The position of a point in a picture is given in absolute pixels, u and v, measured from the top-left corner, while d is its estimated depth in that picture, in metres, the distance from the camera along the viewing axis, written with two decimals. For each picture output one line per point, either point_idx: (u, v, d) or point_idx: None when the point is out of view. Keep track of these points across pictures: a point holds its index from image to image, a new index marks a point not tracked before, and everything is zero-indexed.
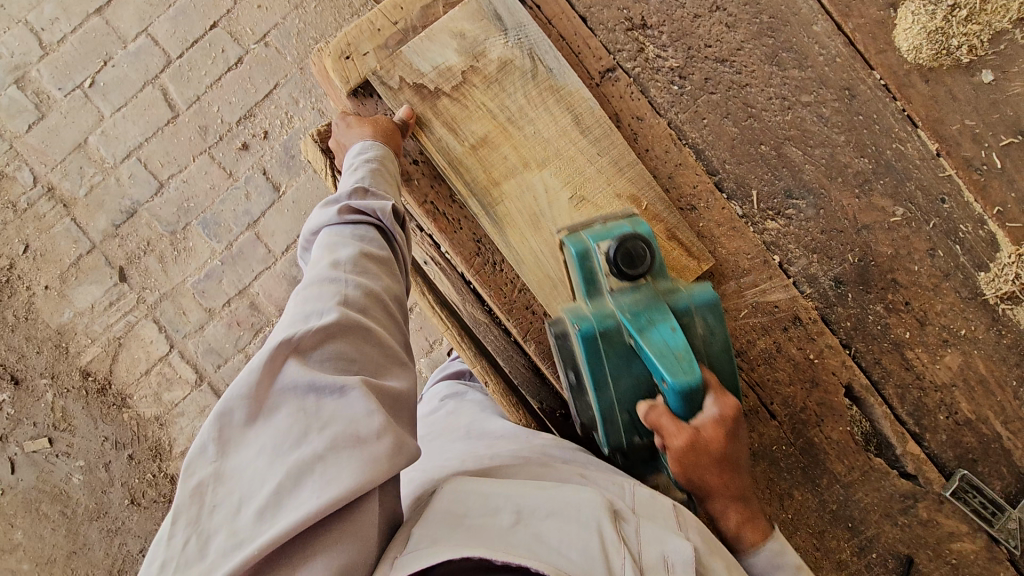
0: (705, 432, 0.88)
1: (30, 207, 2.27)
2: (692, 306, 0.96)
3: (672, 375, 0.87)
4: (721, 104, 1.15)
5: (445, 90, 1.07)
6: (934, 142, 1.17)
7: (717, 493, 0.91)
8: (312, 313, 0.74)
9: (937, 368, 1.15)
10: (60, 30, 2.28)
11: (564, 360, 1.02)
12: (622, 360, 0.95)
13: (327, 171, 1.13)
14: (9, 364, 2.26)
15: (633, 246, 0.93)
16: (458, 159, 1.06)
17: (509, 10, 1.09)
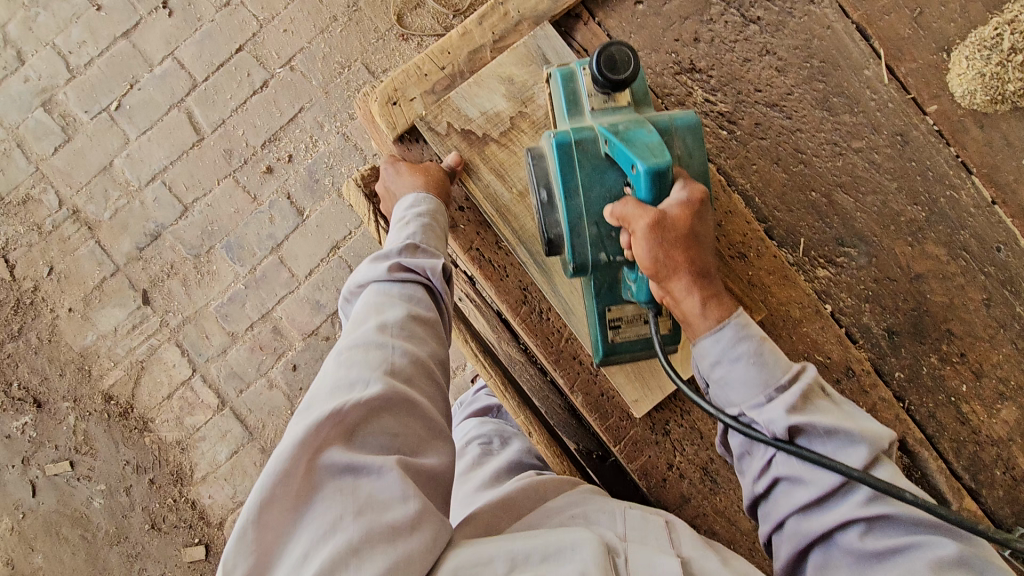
0: (670, 211, 0.79)
1: (55, 229, 2.27)
2: (673, 125, 0.91)
3: (642, 159, 0.80)
4: (771, 150, 1.13)
5: (493, 136, 1.05)
6: (989, 189, 1.14)
7: (679, 277, 0.80)
8: (355, 384, 0.71)
9: (993, 422, 1.12)
10: (87, 53, 2.29)
11: (537, 177, 0.96)
12: (595, 169, 0.89)
13: (369, 216, 1.11)
14: (32, 386, 2.25)
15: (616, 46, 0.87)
16: (506, 207, 1.04)
17: (557, 54, 1.07)
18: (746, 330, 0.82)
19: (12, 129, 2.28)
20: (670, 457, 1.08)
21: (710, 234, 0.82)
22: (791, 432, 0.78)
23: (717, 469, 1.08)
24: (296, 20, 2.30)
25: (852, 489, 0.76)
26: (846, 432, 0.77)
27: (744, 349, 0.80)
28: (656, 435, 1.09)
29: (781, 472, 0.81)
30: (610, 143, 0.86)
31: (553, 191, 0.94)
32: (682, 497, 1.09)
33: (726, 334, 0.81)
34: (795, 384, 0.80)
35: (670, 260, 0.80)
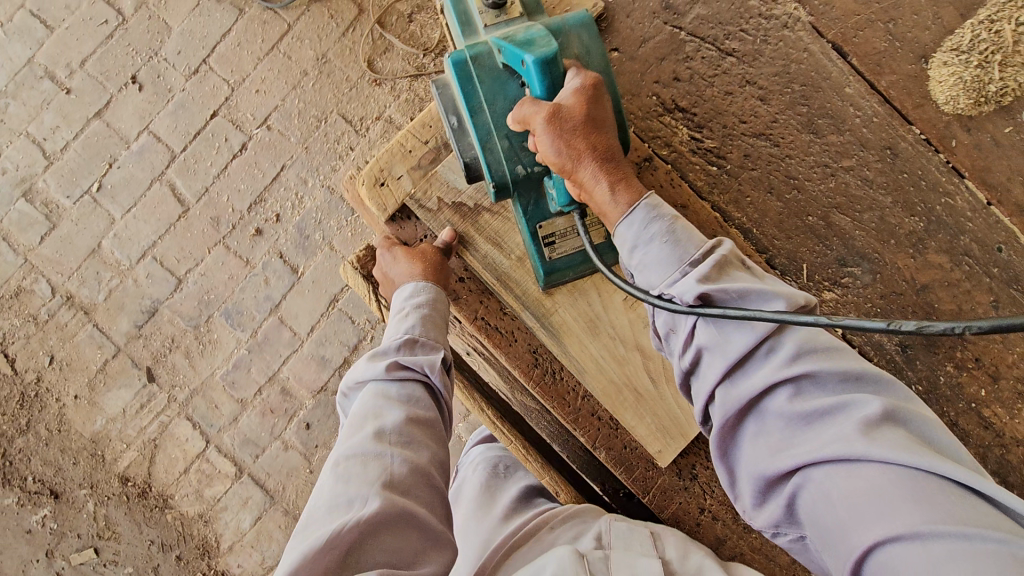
0: (565, 102, 0.80)
1: (51, 318, 2.25)
2: (564, 27, 0.93)
3: (529, 52, 0.81)
4: (763, 180, 1.12)
5: (484, 205, 1.04)
6: (983, 191, 1.14)
7: (582, 164, 0.80)
8: (354, 502, 0.72)
9: (1016, 423, 1.12)
10: (62, 138, 2.27)
11: (445, 104, 0.96)
12: (495, 80, 0.89)
13: (371, 297, 1.12)
14: (46, 478, 2.23)
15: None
16: (506, 274, 1.04)
17: None
18: (659, 210, 0.80)
19: None
20: (701, 501, 1.07)
21: (609, 120, 0.82)
22: (707, 299, 0.72)
23: None
24: (266, 79, 2.28)
25: (776, 340, 0.70)
26: (762, 292, 0.72)
27: (657, 230, 0.78)
28: (684, 481, 1.07)
29: (702, 340, 0.73)
30: (502, 51, 0.87)
31: (462, 112, 0.94)
32: (716, 539, 1.08)
33: (637, 217, 0.79)
34: (708, 257, 0.76)
35: (575, 148, 0.80)
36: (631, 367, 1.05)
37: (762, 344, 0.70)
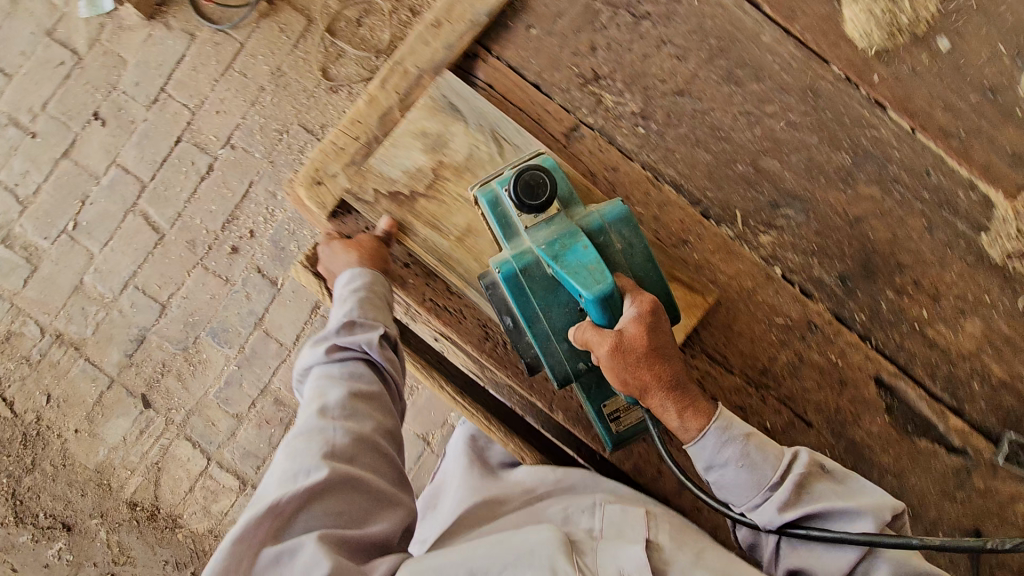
0: (627, 330, 0.89)
1: (43, 357, 2.30)
2: (605, 224, 0.98)
3: (587, 290, 0.89)
4: (689, 135, 1.15)
5: (419, 191, 1.08)
6: (906, 119, 1.17)
7: (651, 397, 0.92)
8: (299, 473, 0.84)
9: (960, 338, 1.17)
10: (33, 181, 2.32)
11: (497, 305, 1.04)
12: (548, 292, 0.97)
13: (324, 294, 1.15)
14: (58, 513, 2.29)
15: (530, 177, 0.95)
16: (448, 255, 1.08)
17: (462, 97, 1.09)
18: (728, 432, 0.94)
19: None
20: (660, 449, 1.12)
21: (669, 342, 0.91)
22: (787, 526, 0.93)
23: None
24: (226, 100, 2.33)
25: (871, 563, 0.90)
26: (845, 510, 0.91)
27: (731, 453, 0.93)
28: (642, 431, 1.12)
29: (792, 562, 0.95)
30: (552, 270, 0.94)
31: (517, 315, 1.02)
32: (680, 483, 1.13)
33: (709, 442, 0.94)
34: (786, 478, 0.94)
35: (639, 379, 0.91)
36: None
37: (858, 566, 0.90)
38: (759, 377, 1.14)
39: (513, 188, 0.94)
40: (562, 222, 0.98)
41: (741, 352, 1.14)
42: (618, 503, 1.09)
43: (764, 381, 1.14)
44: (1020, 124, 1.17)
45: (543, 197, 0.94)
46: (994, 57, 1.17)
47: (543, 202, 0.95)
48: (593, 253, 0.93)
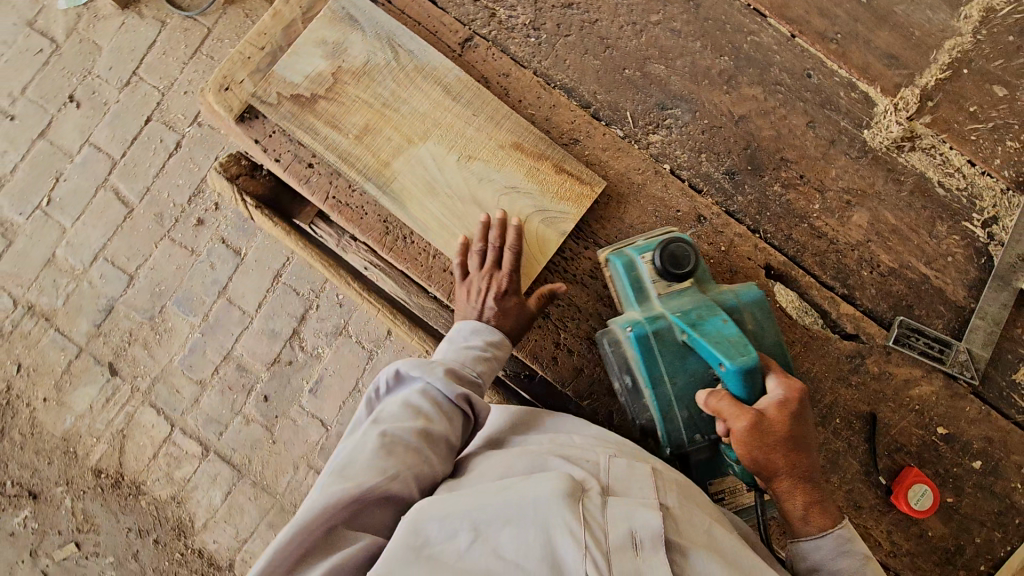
0: (767, 410, 0.88)
1: (15, 328, 2.39)
2: (740, 304, 1.03)
3: (729, 358, 0.91)
4: (578, 43, 1.23)
5: (320, 94, 1.15)
6: (785, 25, 1.24)
7: (780, 477, 0.88)
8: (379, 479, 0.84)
9: (848, 229, 1.22)
10: (11, 161, 2.45)
11: (618, 364, 1.06)
12: (677, 356, 1.00)
13: (238, 197, 1.27)
14: (24, 481, 2.33)
15: (677, 248, 1.02)
16: (345, 152, 1.14)
17: (360, 9, 1.19)
18: (852, 544, 0.86)
19: None
20: (556, 336, 1.16)
21: (807, 432, 0.89)
22: None
23: None
24: (193, 81, 2.46)
25: None
26: None
27: (849, 566, 0.84)
28: (537, 319, 1.16)
29: None
30: (687, 336, 0.97)
31: (638, 378, 1.03)
32: (577, 369, 1.16)
33: (829, 546, 0.86)
34: None
35: (771, 461, 0.88)
36: (470, 218, 1.14)
37: None
38: None
39: (660, 256, 1.02)
40: (694, 295, 1.03)
41: (633, 244, 1.19)
42: (624, 456, 0.92)
43: None
44: (893, 27, 1.24)
45: (688, 267, 1.02)
46: None
47: (685, 272, 1.02)
48: (732, 328, 0.96)
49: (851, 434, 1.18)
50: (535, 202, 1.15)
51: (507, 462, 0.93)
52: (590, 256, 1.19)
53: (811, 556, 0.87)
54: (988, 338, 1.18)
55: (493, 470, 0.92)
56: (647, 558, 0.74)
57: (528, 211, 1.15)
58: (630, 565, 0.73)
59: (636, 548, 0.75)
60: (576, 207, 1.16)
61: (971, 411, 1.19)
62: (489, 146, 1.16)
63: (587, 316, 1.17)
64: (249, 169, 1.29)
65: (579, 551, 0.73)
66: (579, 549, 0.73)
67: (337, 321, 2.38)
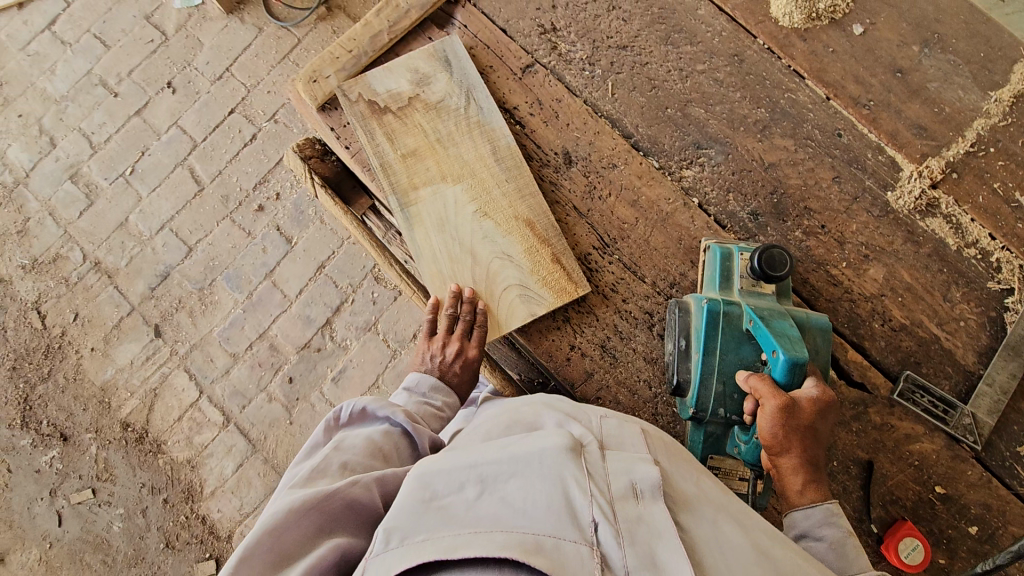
0: (800, 400, 0.99)
1: (80, 280, 2.60)
2: (809, 322, 1.12)
3: (785, 346, 1.01)
4: (627, 81, 1.36)
5: (392, 108, 1.31)
6: (822, 88, 1.34)
7: (788, 456, 0.98)
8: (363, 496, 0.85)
9: (864, 281, 1.26)
10: (107, 131, 2.73)
11: (679, 329, 1.18)
12: (735, 339, 1.12)
13: (304, 174, 1.42)
14: (59, 422, 2.49)
15: (778, 254, 1.12)
16: (408, 150, 1.28)
17: (456, 56, 1.35)
18: (837, 521, 0.95)
19: (45, 201, 2.68)
20: (571, 339, 1.25)
21: (825, 432, 1.00)
22: None
23: (615, 345, 1.24)
24: (277, 82, 2.72)
25: None
26: None
27: (830, 534, 0.94)
28: (557, 320, 1.26)
29: None
30: (753, 323, 1.09)
31: (694, 345, 1.15)
32: (587, 373, 1.24)
33: (816, 515, 0.96)
34: None
35: (788, 440, 0.97)
36: (461, 266, 1.24)
37: None
38: (669, 289, 1.27)
39: (759, 257, 1.11)
40: (771, 301, 1.15)
41: (655, 266, 1.28)
42: (615, 416, 1.03)
43: (672, 293, 1.26)
44: (924, 101, 1.32)
45: (782, 274, 1.10)
46: (904, 44, 1.35)
47: (778, 279, 1.11)
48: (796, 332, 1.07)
49: (847, 478, 1.20)
50: (521, 278, 1.24)
51: (499, 428, 1.00)
52: (613, 268, 1.28)
53: (796, 520, 0.98)
54: (993, 405, 1.19)
55: (490, 432, 0.99)
56: (649, 503, 0.85)
57: (511, 283, 1.24)
58: (633, 510, 0.83)
59: (636, 497, 0.85)
60: (557, 300, 1.23)
61: (972, 475, 1.18)
62: (508, 216, 1.27)
63: (603, 323, 1.26)
64: (322, 154, 1.45)
65: (586, 500, 0.81)
66: (586, 497, 0.81)
67: (368, 317, 2.51)
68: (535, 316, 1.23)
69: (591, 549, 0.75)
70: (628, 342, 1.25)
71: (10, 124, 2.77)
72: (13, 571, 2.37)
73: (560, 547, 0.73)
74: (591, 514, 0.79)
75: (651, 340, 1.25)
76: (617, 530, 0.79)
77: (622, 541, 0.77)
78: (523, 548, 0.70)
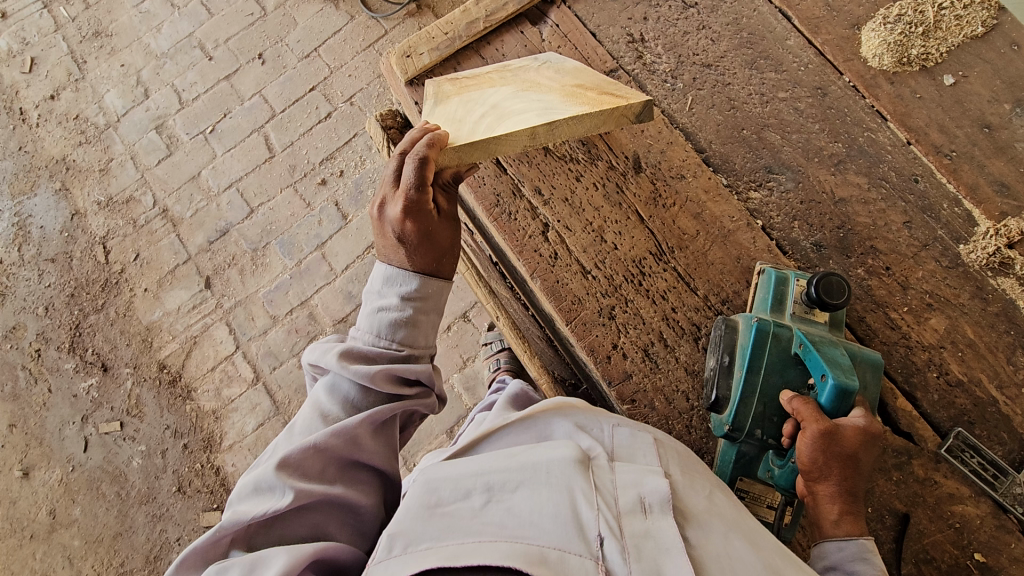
0: (841, 429, 0.97)
1: (147, 224, 2.75)
2: (860, 356, 1.10)
3: (834, 373, 1.01)
4: (707, 98, 1.38)
5: (466, 73, 1.30)
6: (904, 132, 1.32)
7: (825, 485, 0.97)
8: (274, 490, 0.86)
9: (923, 329, 1.22)
10: (196, 91, 2.90)
11: (723, 344, 1.17)
12: (781, 361, 1.11)
13: (384, 145, 1.50)
14: (102, 353, 2.60)
15: (839, 284, 1.10)
16: (464, 85, 1.23)
17: (552, 56, 1.32)
18: (870, 559, 0.92)
19: (130, 146, 2.86)
20: (615, 338, 1.26)
21: (868, 465, 0.98)
22: None
23: (657, 351, 1.25)
24: (359, 68, 2.84)
25: None
26: None
27: (862, 571, 0.91)
28: (604, 317, 1.27)
29: None
30: (803, 347, 1.08)
31: (737, 362, 1.14)
32: (626, 373, 1.25)
33: (849, 549, 0.94)
34: None
35: (828, 466, 0.96)
36: (475, 110, 1.08)
37: None
38: (720, 305, 1.26)
39: (818, 283, 1.10)
40: (823, 330, 1.15)
41: (709, 279, 1.27)
42: (627, 425, 0.97)
43: (723, 309, 1.26)
44: (1011, 159, 1.26)
45: (839, 302, 1.09)
46: (995, 101, 1.30)
47: (833, 308, 1.10)
48: (847, 362, 1.05)
49: (880, 528, 1.16)
50: (545, 105, 1.01)
51: (509, 433, 0.97)
52: (666, 276, 1.28)
53: (828, 552, 0.96)
54: None
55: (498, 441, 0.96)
56: (657, 516, 0.79)
57: (536, 107, 1.01)
58: (640, 524, 0.78)
59: (645, 511, 0.79)
60: (587, 108, 0.97)
61: (1016, 549, 1.12)
62: (553, 88, 1.11)
63: (648, 328, 1.26)
64: (401, 127, 1.52)
65: (592, 513, 0.77)
66: (593, 511, 0.77)
67: None
68: (554, 120, 0.94)
69: (596, 564, 0.72)
70: (671, 350, 1.25)
71: (112, 72, 2.97)
72: (35, 487, 2.47)
73: (564, 561, 0.70)
74: (597, 529, 0.76)
75: (695, 353, 1.25)
76: (623, 546, 0.74)
77: (627, 557, 0.73)
78: (522, 560, 0.68)
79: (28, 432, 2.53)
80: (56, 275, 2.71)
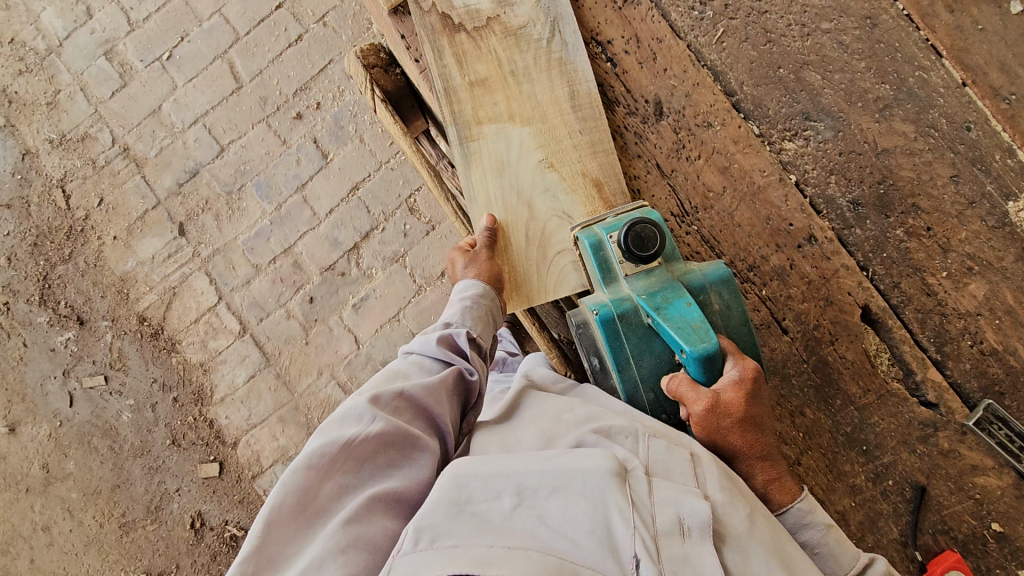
0: (724, 396, 0.94)
1: (107, 164, 2.51)
2: (707, 284, 1.03)
3: (689, 348, 0.94)
4: (740, 29, 1.19)
5: (467, 26, 1.20)
6: (959, 71, 1.16)
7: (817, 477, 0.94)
8: (363, 417, 0.89)
9: (960, 295, 1.14)
10: (146, 9, 2.56)
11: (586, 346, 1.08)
12: (642, 339, 1.03)
13: (366, 85, 1.29)
14: (76, 305, 2.46)
15: (643, 230, 1.01)
16: (477, 78, 1.18)
17: None
18: (812, 518, 0.93)
19: (78, 75, 2.55)
20: None
21: (761, 409, 0.96)
22: None
23: None
24: None
25: None
26: None
27: (811, 538, 0.92)
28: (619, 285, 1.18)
29: None
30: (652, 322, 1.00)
31: (607, 360, 1.07)
32: None
33: (790, 517, 0.94)
34: None
35: (730, 440, 0.96)
36: (515, 216, 1.17)
37: None
38: (747, 272, 1.16)
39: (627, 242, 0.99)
40: (662, 274, 1.04)
41: (736, 244, 1.16)
42: (661, 437, 0.93)
43: (750, 277, 1.16)
44: None
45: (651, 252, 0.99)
46: None
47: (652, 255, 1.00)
48: (697, 313, 0.98)
49: (899, 500, 1.12)
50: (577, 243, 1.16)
51: (537, 439, 0.94)
52: (689, 240, 1.17)
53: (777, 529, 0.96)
54: None
55: (529, 440, 0.94)
56: (695, 542, 0.77)
57: (567, 246, 1.16)
58: (678, 549, 0.76)
59: (684, 534, 0.77)
60: None
61: None
62: (575, 168, 1.17)
63: None
64: (385, 64, 1.33)
65: (628, 531, 0.75)
66: (629, 529, 0.75)
67: (397, 249, 2.41)
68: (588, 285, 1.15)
69: None
70: None
71: None
72: (24, 442, 2.41)
73: None
74: (633, 549, 0.73)
75: None
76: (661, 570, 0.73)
77: None
78: None
79: (8, 389, 2.44)
80: (14, 222, 2.50)
